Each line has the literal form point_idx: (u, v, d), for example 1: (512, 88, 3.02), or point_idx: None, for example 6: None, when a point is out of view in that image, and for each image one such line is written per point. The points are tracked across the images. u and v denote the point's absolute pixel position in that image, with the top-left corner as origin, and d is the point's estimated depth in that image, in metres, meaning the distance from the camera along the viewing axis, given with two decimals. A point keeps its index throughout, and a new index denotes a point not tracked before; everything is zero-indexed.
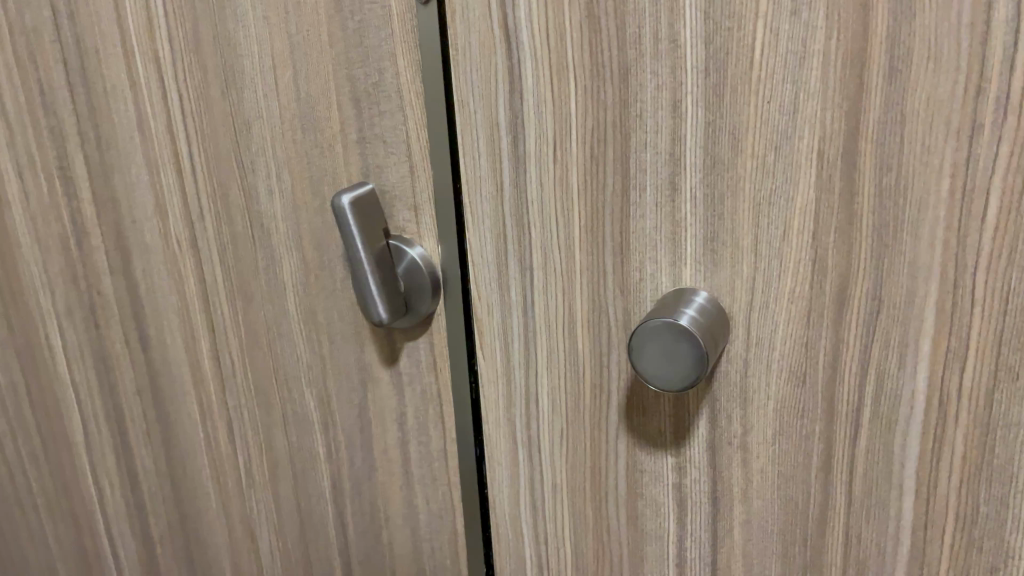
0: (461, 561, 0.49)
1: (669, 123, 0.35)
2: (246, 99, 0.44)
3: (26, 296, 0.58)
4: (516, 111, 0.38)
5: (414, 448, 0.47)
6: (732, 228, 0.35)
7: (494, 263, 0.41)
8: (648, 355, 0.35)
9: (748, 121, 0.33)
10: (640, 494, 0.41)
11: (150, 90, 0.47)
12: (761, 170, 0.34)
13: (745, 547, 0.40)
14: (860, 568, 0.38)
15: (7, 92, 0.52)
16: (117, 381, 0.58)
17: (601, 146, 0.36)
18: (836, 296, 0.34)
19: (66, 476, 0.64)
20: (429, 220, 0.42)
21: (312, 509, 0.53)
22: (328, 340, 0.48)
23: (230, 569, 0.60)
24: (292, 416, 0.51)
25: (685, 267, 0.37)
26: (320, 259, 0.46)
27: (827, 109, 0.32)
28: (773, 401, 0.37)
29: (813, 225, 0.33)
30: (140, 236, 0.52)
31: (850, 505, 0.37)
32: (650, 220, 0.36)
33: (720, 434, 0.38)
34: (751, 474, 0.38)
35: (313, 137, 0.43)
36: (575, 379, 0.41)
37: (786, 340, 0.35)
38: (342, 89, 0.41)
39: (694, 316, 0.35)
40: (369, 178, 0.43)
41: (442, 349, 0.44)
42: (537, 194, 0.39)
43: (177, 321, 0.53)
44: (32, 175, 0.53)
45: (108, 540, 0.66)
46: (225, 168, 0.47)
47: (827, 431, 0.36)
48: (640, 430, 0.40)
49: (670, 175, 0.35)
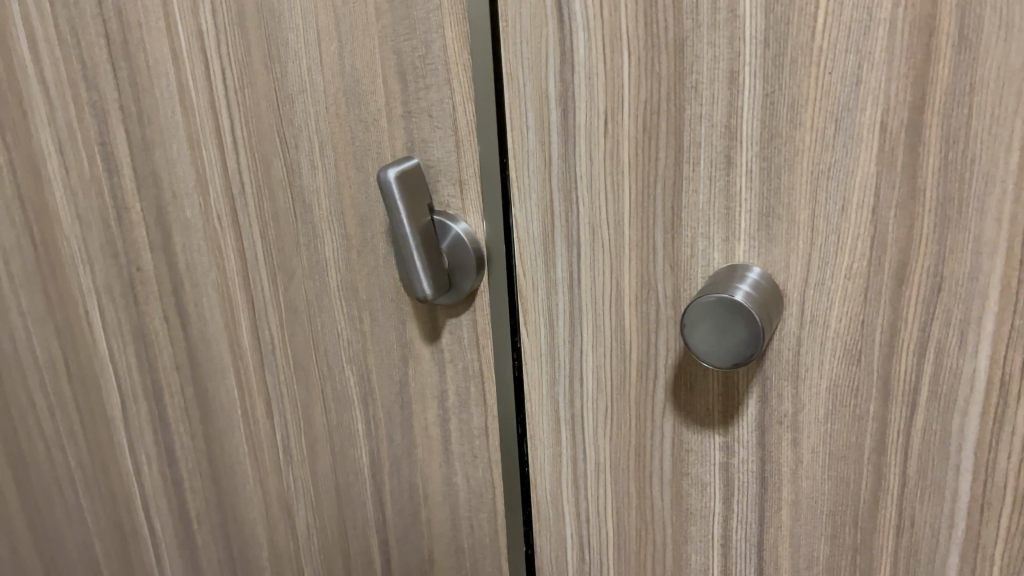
0: (500, 539, 0.49)
1: (725, 95, 0.34)
2: (290, 73, 0.44)
3: (66, 271, 0.58)
4: (566, 84, 0.37)
5: (455, 425, 0.47)
6: (788, 203, 0.34)
7: (541, 239, 0.41)
8: (701, 332, 0.34)
9: (808, 93, 0.32)
10: (685, 473, 0.41)
11: (193, 65, 0.47)
12: (820, 144, 0.33)
13: (793, 528, 0.39)
14: (912, 549, 0.37)
15: (46, 66, 0.52)
16: (156, 357, 0.58)
17: (654, 119, 0.36)
18: (895, 273, 0.33)
19: (104, 451, 0.65)
20: (474, 195, 0.42)
21: (350, 486, 0.53)
22: (370, 316, 0.48)
23: (266, 545, 0.61)
24: (332, 393, 0.51)
25: (739, 243, 0.36)
26: (362, 235, 0.46)
27: (892, 81, 0.31)
28: (826, 379, 0.36)
29: (873, 200, 0.33)
30: (181, 212, 0.52)
31: (904, 486, 0.36)
32: (704, 195, 0.36)
33: (770, 413, 0.38)
34: (801, 453, 0.38)
35: (357, 111, 0.43)
36: (621, 357, 0.41)
37: (841, 317, 0.35)
38: (388, 62, 0.41)
39: (749, 292, 0.34)
40: (414, 153, 0.42)
41: (485, 325, 0.44)
42: (587, 169, 0.38)
43: (217, 298, 0.53)
44: (73, 150, 0.54)
45: (144, 515, 0.66)
46: (267, 143, 0.46)
47: (882, 410, 0.35)
48: (687, 409, 0.40)
49: (725, 149, 0.35)
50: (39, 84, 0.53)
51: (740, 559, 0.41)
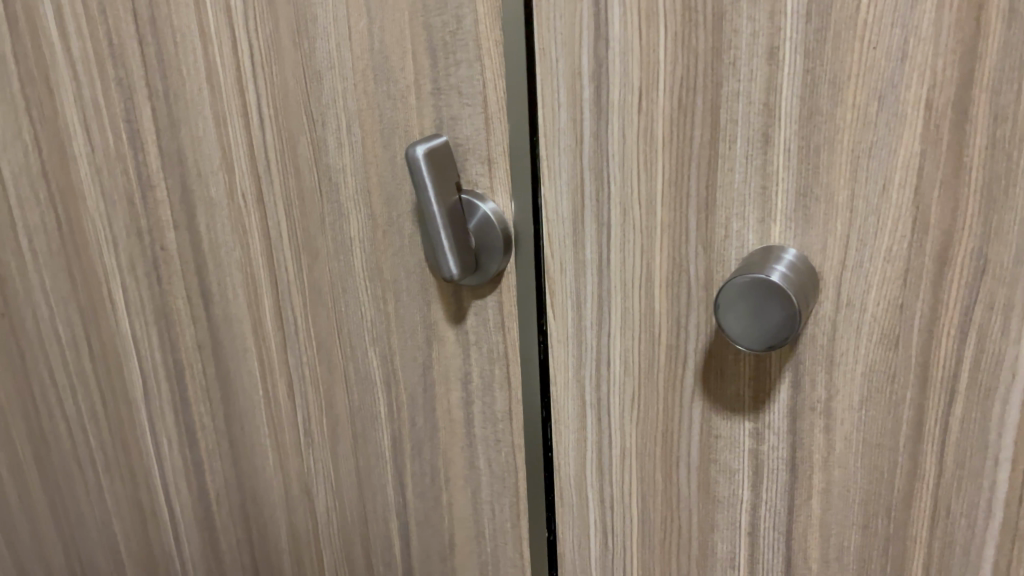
0: (522, 525, 0.48)
1: (764, 71, 0.33)
2: (318, 49, 0.43)
3: (90, 250, 0.58)
4: (600, 60, 0.36)
5: (478, 409, 0.47)
6: (827, 183, 0.33)
7: (570, 219, 0.40)
8: (735, 314, 0.33)
9: (851, 69, 0.32)
10: (713, 460, 0.40)
11: (220, 41, 0.46)
12: (862, 121, 0.32)
13: (824, 518, 0.39)
14: (946, 541, 0.36)
15: (73, 42, 0.52)
16: (178, 337, 0.58)
17: (689, 96, 0.35)
18: (937, 255, 0.32)
19: (125, 430, 0.65)
20: (502, 174, 0.41)
21: (372, 468, 0.53)
22: (394, 297, 0.47)
23: (285, 527, 0.61)
24: (355, 374, 0.51)
25: (774, 224, 0.35)
26: (387, 215, 0.45)
27: (939, 56, 0.30)
28: (861, 366, 0.35)
29: (915, 180, 0.32)
30: (205, 190, 0.51)
31: (940, 475, 0.35)
32: (739, 174, 0.35)
33: (803, 399, 0.37)
34: (833, 441, 0.37)
35: (386, 88, 0.42)
36: (650, 341, 0.40)
37: (879, 301, 0.34)
38: (419, 38, 0.40)
39: (785, 274, 0.33)
40: (442, 131, 0.42)
41: (511, 307, 0.43)
42: (619, 148, 0.37)
43: (240, 278, 0.53)
44: (98, 127, 0.53)
45: (163, 496, 0.66)
46: (294, 120, 0.46)
47: (919, 397, 0.35)
48: (717, 394, 0.39)
49: (763, 127, 0.34)
50: (65, 60, 0.52)
51: (767, 548, 0.41)
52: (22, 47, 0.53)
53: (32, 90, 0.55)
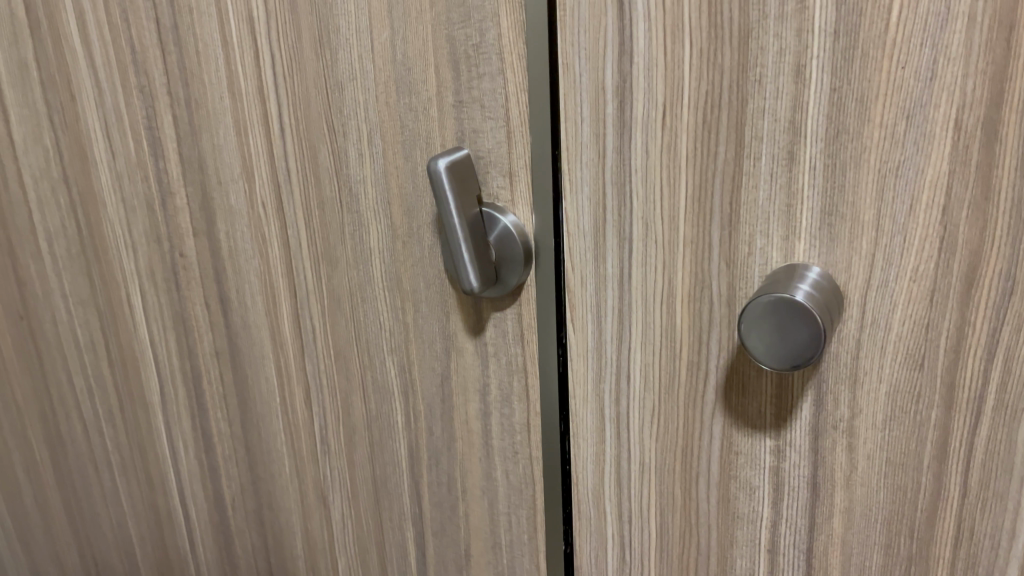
0: (538, 537, 0.48)
1: (791, 88, 0.33)
2: (340, 60, 0.43)
3: (110, 255, 0.59)
4: (624, 76, 0.36)
5: (496, 420, 0.47)
6: (853, 201, 0.33)
7: (592, 232, 0.40)
8: (759, 332, 0.33)
9: (879, 88, 0.31)
10: (733, 476, 0.40)
11: (242, 51, 0.46)
12: (889, 140, 0.32)
13: (845, 537, 0.38)
14: (970, 562, 0.36)
15: (95, 49, 0.52)
16: (196, 343, 0.58)
17: (714, 112, 0.35)
18: (964, 276, 0.32)
19: (141, 434, 0.65)
20: (524, 187, 0.41)
21: (389, 476, 0.53)
22: (413, 307, 0.47)
23: (300, 534, 0.61)
24: (373, 383, 0.51)
25: (799, 241, 0.35)
26: (407, 226, 0.45)
27: (969, 76, 0.30)
28: (885, 385, 0.35)
29: (943, 200, 0.31)
30: (224, 198, 0.52)
31: (964, 496, 0.35)
32: (764, 191, 0.35)
33: (825, 417, 0.37)
34: (855, 460, 0.37)
35: (407, 99, 0.42)
36: (671, 356, 0.40)
37: (904, 321, 0.34)
38: (441, 50, 0.40)
39: (810, 292, 0.33)
40: (464, 143, 0.42)
41: (531, 319, 0.43)
42: (642, 163, 0.37)
43: (258, 285, 0.53)
44: (120, 134, 0.54)
45: (179, 500, 0.67)
46: (315, 130, 0.46)
47: (944, 418, 0.34)
48: (738, 411, 0.39)
49: (789, 144, 0.34)
50: (87, 67, 0.53)
51: (787, 566, 0.40)
52: (44, 54, 0.54)
53: (54, 96, 0.55)
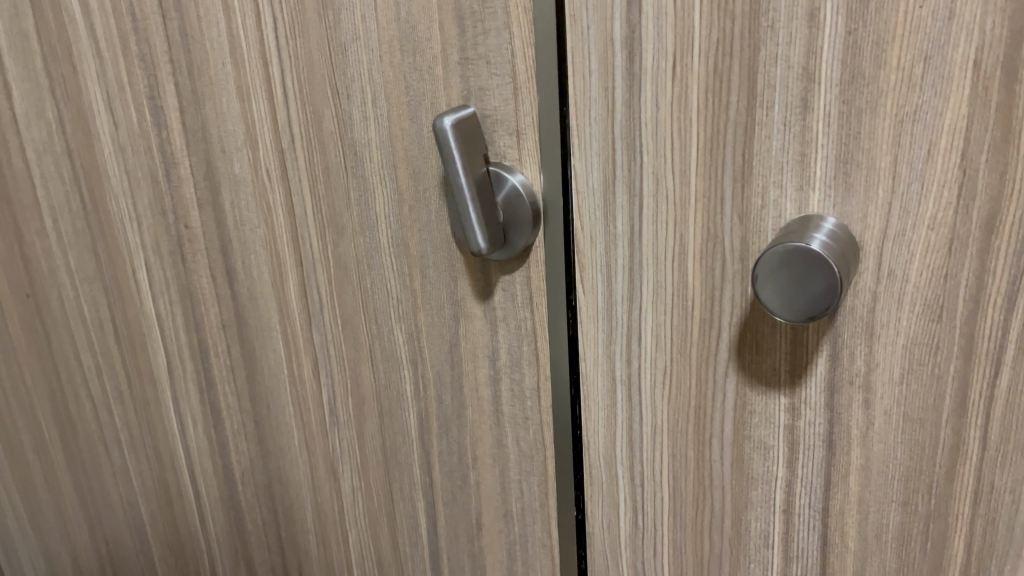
0: (550, 504, 0.48)
1: (805, 34, 0.32)
2: (343, 21, 0.43)
3: (115, 229, 0.58)
4: (633, 27, 0.36)
5: (506, 386, 0.46)
6: (869, 149, 0.32)
7: (601, 191, 0.39)
8: (773, 285, 0.33)
9: (895, 29, 0.31)
10: (747, 436, 0.40)
11: (244, 14, 0.46)
12: (907, 84, 0.31)
13: (862, 495, 0.38)
14: (990, 517, 0.36)
15: (96, 19, 0.51)
16: (203, 316, 0.58)
17: (726, 61, 0.34)
18: (984, 222, 0.31)
19: (150, 410, 0.65)
20: (531, 146, 0.40)
21: (398, 446, 0.53)
22: (421, 274, 0.47)
23: (311, 507, 0.61)
24: (381, 352, 0.50)
25: (813, 192, 0.34)
26: (414, 189, 0.45)
27: (989, 13, 0.29)
28: (903, 338, 0.34)
29: (962, 143, 0.31)
30: (229, 167, 0.51)
31: (984, 451, 0.34)
32: (777, 142, 0.34)
33: (842, 373, 0.36)
34: (872, 416, 0.36)
35: (412, 59, 0.42)
36: (683, 315, 0.39)
37: (921, 271, 0.33)
38: (446, 6, 0.39)
39: (826, 242, 0.32)
40: (470, 102, 0.41)
41: (540, 281, 0.43)
42: (653, 117, 0.37)
43: (264, 256, 0.52)
44: (122, 105, 0.53)
45: (189, 476, 0.66)
46: (319, 95, 0.45)
47: (963, 370, 0.34)
48: (752, 369, 0.38)
49: (802, 91, 0.33)
50: (89, 37, 0.52)
51: (803, 527, 0.40)
52: (44, 25, 0.53)
53: (56, 67, 0.54)
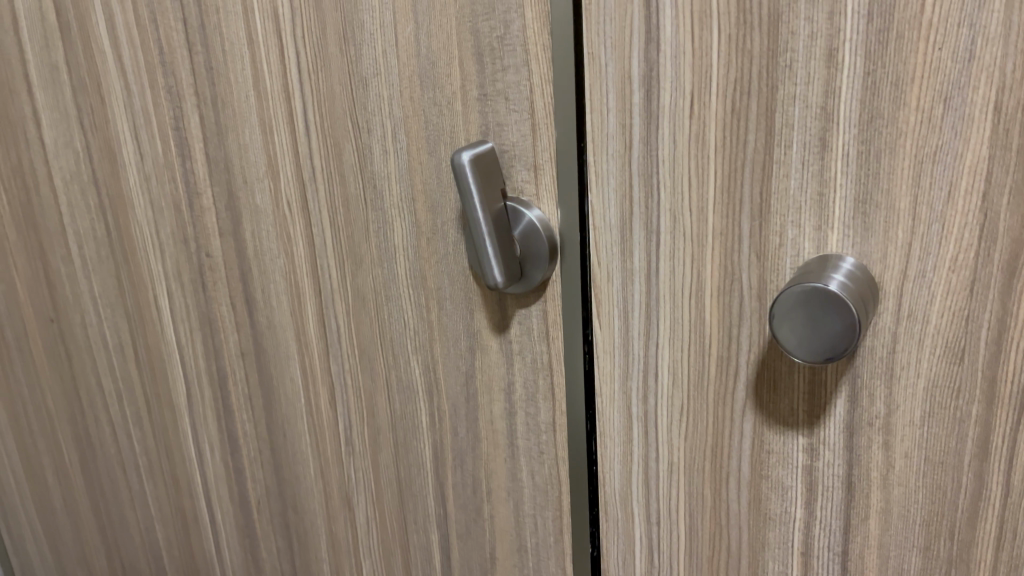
0: (564, 540, 0.48)
1: (822, 73, 0.32)
2: (365, 56, 0.43)
3: (138, 257, 0.59)
4: (651, 64, 0.36)
5: (521, 419, 0.46)
6: (888, 189, 0.32)
7: (618, 226, 0.39)
8: (790, 326, 0.32)
9: (915, 70, 0.30)
10: (765, 477, 0.39)
11: (268, 49, 0.46)
12: (926, 125, 0.31)
13: (882, 539, 0.37)
14: (1013, 564, 0.35)
15: (125, 51, 0.52)
16: (222, 343, 0.58)
17: (744, 100, 0.34)
18: (1006, 265, 0.31)
19: (168, 435, 0.65)
20: (549, 181, 0.41)
21: (412, 478, 0.53)
22: (438, 305, 0.47)
23: (325, 536, 0.60)
24: (397, 383, 0.51)
25: (832, 232, 0.34)
26: (432, 222, 0.45)
27: (1009, 56, 0.29)
28: (923, 379, 0.34)
29: (984, 185, 0.30)
30: (251, 198, 0.52)
31: (1007, 498, 0.34)
32: (795, 180, 0.34)
33: (861, 413, 0.36)
34: (893, 458, 0.36)
35: (432, 94, 0.42)
36: (700, 352, 0.39)
37: (942, 313, 0.32)
38: (466, 43, 0.40)
39: (843, 282, 0.32)
40: (489, 138, 0.41)
41: (556, 315, 0.43)
42: (670, 154, 0.37)
43: (284, 285, 0.53)
44: (148, 135, 0.54)
45: (204, 501, 0.67)
46: (340, 127, 0.46)
47: (985, 414, 0.33)
48: (770, 408, 0.38)
49: (821, 131, 0.33)
50: (117, 69, 0.53)
51: (822, 569, 0.39)
52: (75, 56, 0.54)
53: (84, 98, 0.55)
